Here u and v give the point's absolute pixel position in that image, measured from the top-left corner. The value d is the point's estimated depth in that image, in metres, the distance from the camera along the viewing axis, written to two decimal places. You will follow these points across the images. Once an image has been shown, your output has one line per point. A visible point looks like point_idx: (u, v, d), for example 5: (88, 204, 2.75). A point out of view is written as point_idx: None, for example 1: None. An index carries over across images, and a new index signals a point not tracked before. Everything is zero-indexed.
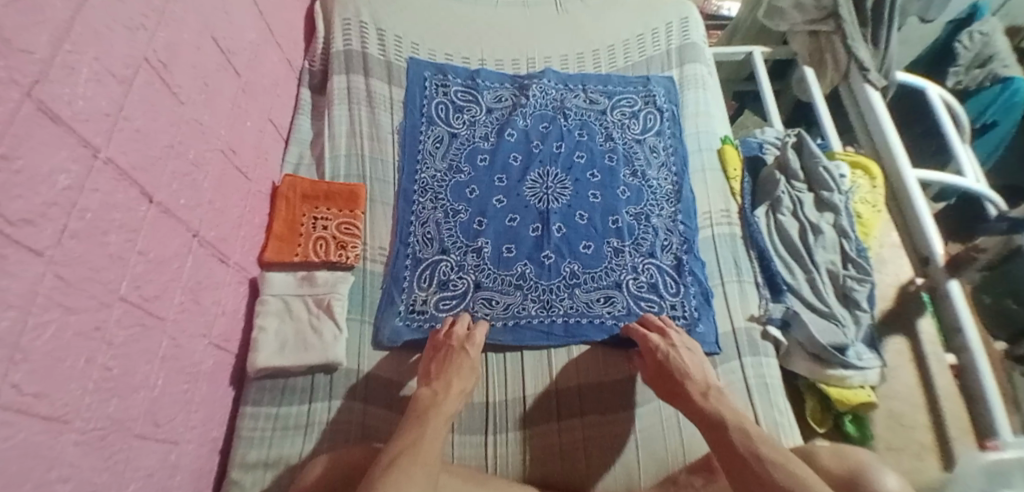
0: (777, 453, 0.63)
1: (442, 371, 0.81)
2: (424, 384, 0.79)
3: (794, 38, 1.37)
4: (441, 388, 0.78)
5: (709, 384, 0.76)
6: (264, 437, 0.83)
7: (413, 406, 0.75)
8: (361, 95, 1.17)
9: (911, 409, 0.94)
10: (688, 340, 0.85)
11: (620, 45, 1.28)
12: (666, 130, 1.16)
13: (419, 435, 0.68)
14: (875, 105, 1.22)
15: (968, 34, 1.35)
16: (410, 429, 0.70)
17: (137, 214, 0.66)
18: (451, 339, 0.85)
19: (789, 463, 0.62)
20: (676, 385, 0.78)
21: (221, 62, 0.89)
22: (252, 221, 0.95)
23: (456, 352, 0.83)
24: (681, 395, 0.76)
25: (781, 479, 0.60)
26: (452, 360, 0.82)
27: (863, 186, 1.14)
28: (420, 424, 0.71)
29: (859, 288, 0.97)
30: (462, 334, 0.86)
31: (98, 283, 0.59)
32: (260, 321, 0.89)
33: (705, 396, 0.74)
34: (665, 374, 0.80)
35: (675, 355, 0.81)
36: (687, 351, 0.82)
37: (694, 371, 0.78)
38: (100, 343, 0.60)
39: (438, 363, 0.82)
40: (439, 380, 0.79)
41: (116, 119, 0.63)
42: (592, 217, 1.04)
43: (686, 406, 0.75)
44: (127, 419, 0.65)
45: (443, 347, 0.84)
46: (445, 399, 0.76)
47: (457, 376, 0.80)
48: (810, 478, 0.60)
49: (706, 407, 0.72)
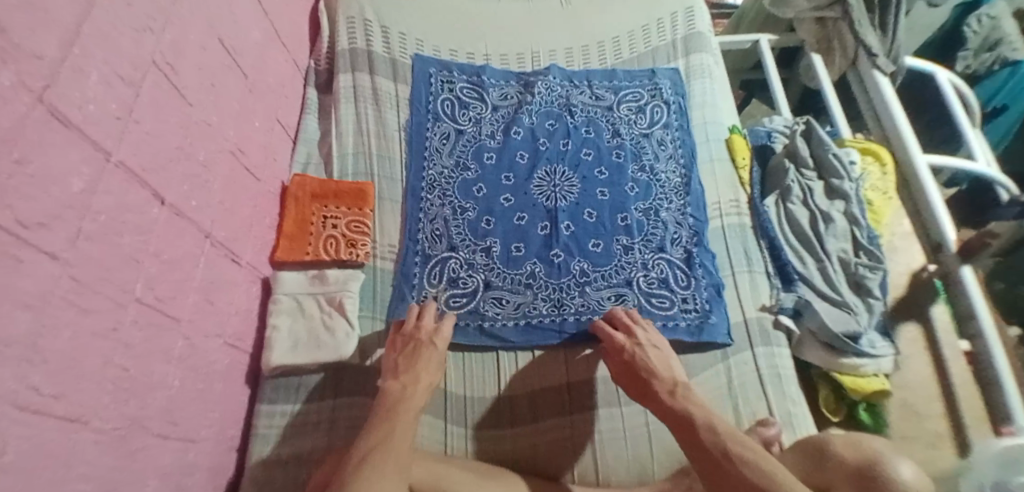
0: (748, 450, 0.63)
1: (410, 365, 0.80)
2: (391, 377, 0.78)
3: (800, 26, 1.36)
4: (409, 381, 0.77)
5: (676, 381, 0.77)
6: (282, 434, 0.84)
7: (382, 401, 0.74)
8: (367, 93, 1.17)
9: (925, 398, 0.94)
10: (654, 336, 0.85)
11: (626, 37, 1.28)
12: (673, 123, 1.15)
13: (389, 431, 0.69)
14: (885, 92, 1.21)
15: (976, 18, 1.33)
16: (378, 426, 0.70)
17: (150, 216, 0.67)
18: (419, 332, 0.85)
19: (763, 461, 0.61)
20: (646, 386, 0.78)
21: (228, 63, 0.89)
22: (262, 221, 0.96)
23: (425, 347, 0.82)
24: (650, 395, 0.77)
25: (752, 475, 0.60)
26: (421, 353, 0.81)
27: (873, 172, 1.14)
28: (391, 420, 0.71)
29: (871, 276, 0.97)
30: (430, 328, 0.86)
31: (111, 285, 0.60)
32: (274, 320, 0.90)
33: (673, 395, 0.75)
34: (633, 375, 0.80)
35: (641, 355, 0.81)
36: (654, 348, 0.83)
37: (660, 368, 0.79)
38: (117, 344, 0.60)
39: (405, 356, 0.81)
40: (407, 374, 0.78)
41: (126, 122, 0.63)
42: (600, 214, 1.04)
43: (656, 407, 0.75)
44: (145, 418, 0.65)
45: (412, 341, 0.84)
46: (413, 393, 0.76)
47: (425, 369, 0.79)
48: (782, 475, 0.60)
49: (676, 407, 0.73)
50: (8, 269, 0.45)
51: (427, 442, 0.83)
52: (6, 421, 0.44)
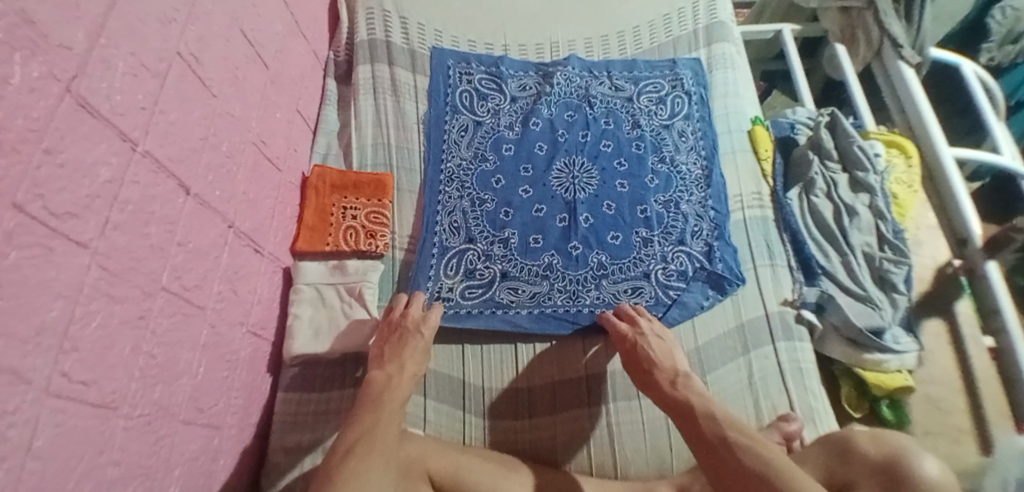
0: (746, 437, 0.63)
1: (395, 354, 0.81)
2: (377, 366, 0.80)
3: (824, 15, 1.32)
4: (394, 370, 0.78)
5: (677, 371, 0.77)
6: (305, 421, 0.86)
7: (368, 390, 0.76)
8: (386, 84, 1.17)
9: (949, 394, 0.93)
10: (658, 326, 0.86)
11: (646, 26, 1.26)
12: (694, 114, 1.14)
13: (375, 420, 0.70)
14: (909, 82, 1.19)
15: (1000, 10, 1.27)
16: (364, 414, 0.72)
17: (175, 206, 0.68)
18: (405, 320, 0.85)
19: (758, 447, 0.62)
20: (647, 375, 0.79)
21: (250, 54, 0.90)
22: (284, 212, 0.96)
23: (411, 335, 0.83)
24: (652, 384, 0.78)
25: (748, 460, 0.61)
26: (406, 342, 0.82)
27: (898, 165, 1.11)
28: (375, 409, 0.72)
29: (896, 270, 0.95)
30: (418, 316, 0.86)
31: (141, 273, 0.61)
32: (296, 309, 0.91)
33: (674, 384, 0.75)
34: (635, 364, 0.81)
35: (643, 344, 0.82)
36: (656, 338, 0.83)
37: (661, 358, 0.80)
38: (145, 331, 0.61)
39: (391, 346, 0.82)
40: (393, 362, 0.80)
41: (152, 113, 0.64)
42: (619, 206, 1.03)
43: (658, 397, 0.76)
44: (172, 405, 0.67)
45: (399, 329, 0.84)
46: (399, 383, 0.77)
47: (409, 356, 0.80)
48: (779, 462, 0.59)
49: (675, 396, 0.74)
50: (39, 259, 0.46)
51: (446, 431, 0.85)
52: (38, 408, 0.45)
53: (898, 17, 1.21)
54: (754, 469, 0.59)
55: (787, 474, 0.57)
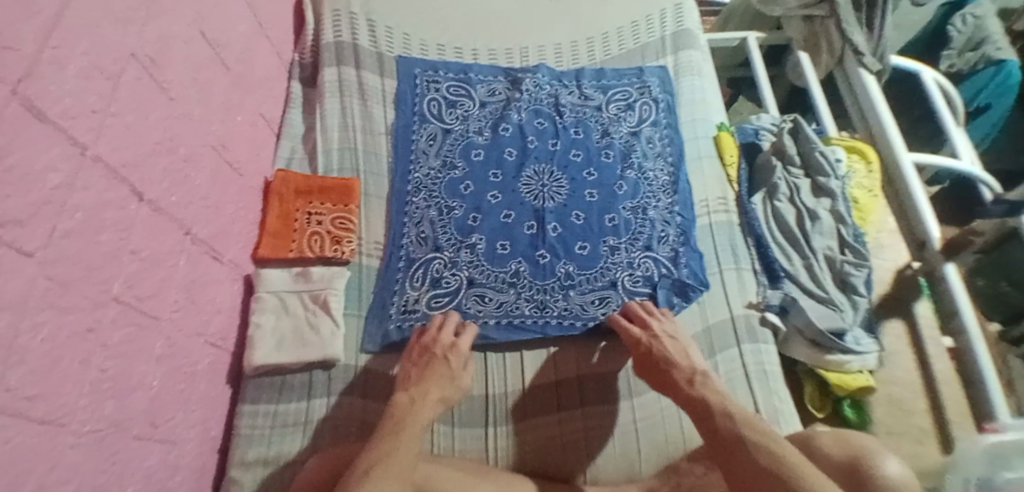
0: (759, 435, 0.63)
1: (421, 378, 0.79)
2: (402, 388, 0.78)
3: (788, 23, 1.36)
4: (418, 395, 0.76)
5: (695, 370, 0.77)
6: (263, 435, 0.82)
7: (390, 412, 0.73)
8: (352, 87, 1.15)
9: (911, 395, 0.95)
10: (670, 326, 0.85)
11: (615, 33, 1.27)
12: (661, 121, 1.15)
13: (394, 447, 0.66)
14: (869, 87, 1.23)
15: (961, 17, 1.37)
16: (385, 438, 0.68)
17: (128, 213, 0.65)
18: (435, 345, 0.83)
19: (772, 444, 0.62)
20: (664, 375, 0.79)
21: (211, 56, 0.87)
22: (245, 218, 0.94)
23: (438, 360, 0.81)
24: (669, 385, 0.77)
25: (764, 460, 0.60)
26: (434, 367, 0.80)
27: (858, 171, 1.15)
28: (396, 433, 0.69)
29: (857, 273, 0.97)
30: (447, 342, 0.84)
31: (91, 282, 0.58)
32: (256, 318, 0.88)
33: (691, 383, 0.75)
34: (652, 365, 0.81)
35: (658, 347, 0.81)
36: (670, 338, 0.83)
37: (678, 358, 0.79)
38: (95, 344, 0.59)
39: (418, 369, 0.81)
40: (417, 387, 0.77)
41: (104, 116, 0.61)
42: (588, 216, 1.03)
43: (676, 397, 0.76)
44: (125, 420, 0.64)
45: (427, 353, 0.82)
46: (423, 406, 0.75)
47: (436, 385, 0.78)
48: (794, 460, 0.59)
49: (694, 395, 0.73)
50: None
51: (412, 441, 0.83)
52: None
53: (861, 26, 1.25)
54: (769, 468, 0.59)
55: (799, 471, 0.58)
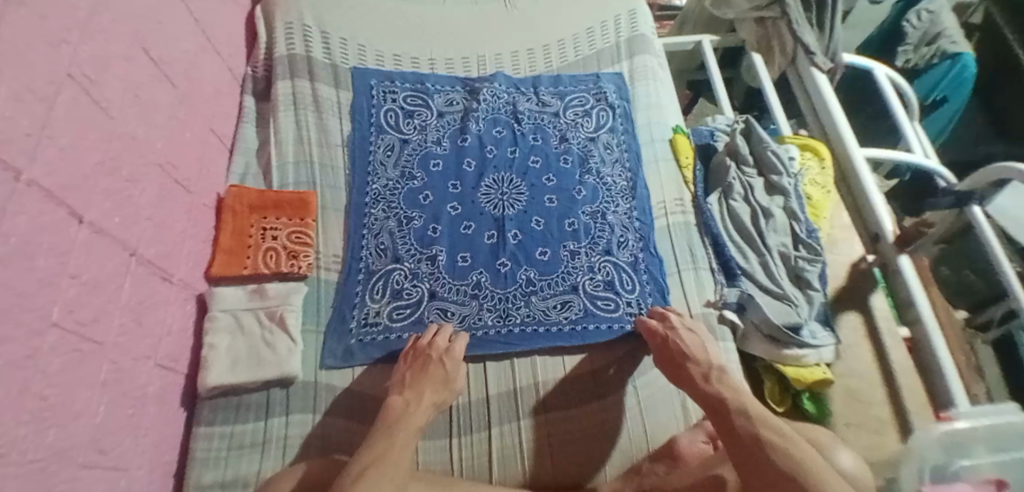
0: (777, 435, 0.61)
1: (416, 381, 0.79)
2: (397, 392, 0.78)
3: (741, 26, 1.40)
4: (413, 398, 0.77)
5: (712, 365, 0.76)
6: (220, 457, 0.80)
7: (384, 415, 0.74)
8: (307, 100, 1.14)
9: (869, 386, 0.97)
10: (689, 321, 0.87)
11: (570, 40, 1.29)
12: (619, 127, 1.16)
13: (388, 446, 0.67)
14: (822, 87, 1.26)
15: (916, 13, 1.42)
16: (379, 439, 0.69)
17: (67, 236, 0.63)
18: (430, 349, 0.84)
19: (789, 445, 0.59)
20: (681, 368, 0.79)
21: (155, 73, 0.86)
22: (196, 235, 0.92)
23: (434, 364, 0.82)
24: (686, 378, 0.77)
25: (779, 460, 0.58)
26: (428, 371, 0.81)
27: (812, 168, 1.17)
28: (388, 435, 0.70)
29: (811, 268, 0.99)
30: (443, 345, 0.85)
31: (31, 307, 0.56)
32: (211, 338, 0.86)
33: (707, 378, 0.74)
34: (670, 359, 0.81)
35: (675, 338, 0.83)
36: (688, 332, 0.84)
37: (695, 352, 0.80)
38: (34, 372, 0.56)
39: (414, 371, 0.81)
40: (412, 390, 0.78)
41: (38, 139, 0.59)
42: (548, 222, 1.03)
43: (691, 390, 0.75)
44: (69, 448, 0.62)
45: (422, 356, 0.83)
46: (416, 410, 0.75)
47: (430, 388, 0.79)
48: (811, 464, 0.56)
49: (708, 389, 0.72)
50: None
51: None
52: None
53: (811, 27, 1.28)
54: (785, 469, 0.56)
55: (816, 474, 0.55)
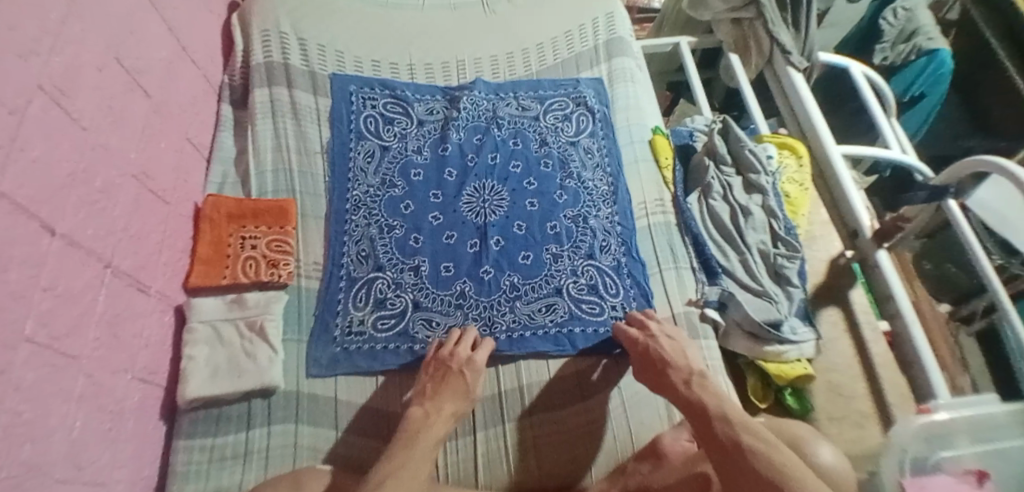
0: (757, 441, 0.61)
1: (437, 392, 0.78)
2: (418, 402, 0.77)
3: (719, 27, 1.41)
4: (433, 409, 0.75)
5: (692, 370, 0.77)
6: (201, 470, 0.79)
7: (404, 427, 0.73)
8: (285, 107, 1.14)
9: (851, 380, 0.98)
10: (667, 327, 0.87)
11: (550, 43, 1.29)
12: (599, 131, 1.17)
13: (406, 459, 0.66)
14: (798, 87, 1.27)
15: (892, 12, 1.44)
16: (396, 451, 0.68)
17: (39, 249, 0.62)
18: (451, 360, 0.83)
19: (772, 451, 0.59)
20: (661, 375, 0.79)
21: (129, 82, 0.85)
22: (173, 245, 0.91)
23: (454, 374, 0.81)
24: (667, 385, 0.77)
25: (760, 466, 0.57)
26: (449, 381, 0.80)
27: (790, 165, 1.19)
28: (409, 446, 0.69)
29: (790, 265, 1.01)
30: (464, 356, 0.83)
31: (3, 320, 0.55)
32: (189, 350, 0.85)
33: (687, 384, 0.75)
34: (651, 365, 0.82)
35: (654, 345, 0.83)
36: (668, 338, 0.84)
37: (675, 358, 0.80)
38: (6, 387, 0.55)
39: (435, 383, 0.80)
40: (432, 402, 0.77)
41: (9, 150, 0.58)
42: (529, 226, 1.04)
43: (672, 397, 0.75)
44: (44, 464, 0.60)
45: (444, 366, 0.82)
46: (436, 420, 0.74)
47: (449, 399, 0.78)
48: (791, 468, 0.56)
49: (688, 395, 0.72)
50: None
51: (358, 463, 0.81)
52: None
53: (788, 26, 1.30)
54: (767, 476, 0.56)
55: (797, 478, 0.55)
